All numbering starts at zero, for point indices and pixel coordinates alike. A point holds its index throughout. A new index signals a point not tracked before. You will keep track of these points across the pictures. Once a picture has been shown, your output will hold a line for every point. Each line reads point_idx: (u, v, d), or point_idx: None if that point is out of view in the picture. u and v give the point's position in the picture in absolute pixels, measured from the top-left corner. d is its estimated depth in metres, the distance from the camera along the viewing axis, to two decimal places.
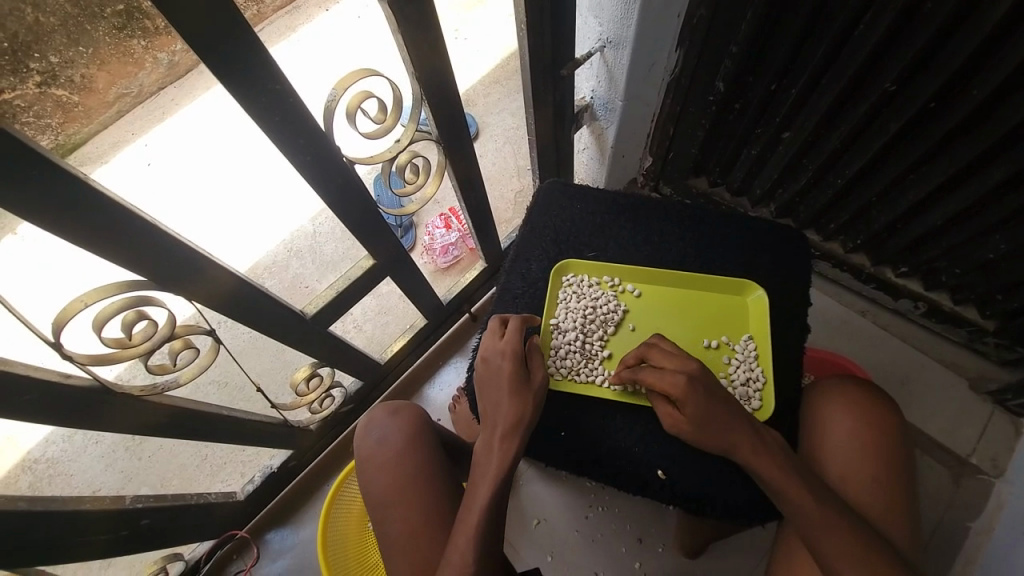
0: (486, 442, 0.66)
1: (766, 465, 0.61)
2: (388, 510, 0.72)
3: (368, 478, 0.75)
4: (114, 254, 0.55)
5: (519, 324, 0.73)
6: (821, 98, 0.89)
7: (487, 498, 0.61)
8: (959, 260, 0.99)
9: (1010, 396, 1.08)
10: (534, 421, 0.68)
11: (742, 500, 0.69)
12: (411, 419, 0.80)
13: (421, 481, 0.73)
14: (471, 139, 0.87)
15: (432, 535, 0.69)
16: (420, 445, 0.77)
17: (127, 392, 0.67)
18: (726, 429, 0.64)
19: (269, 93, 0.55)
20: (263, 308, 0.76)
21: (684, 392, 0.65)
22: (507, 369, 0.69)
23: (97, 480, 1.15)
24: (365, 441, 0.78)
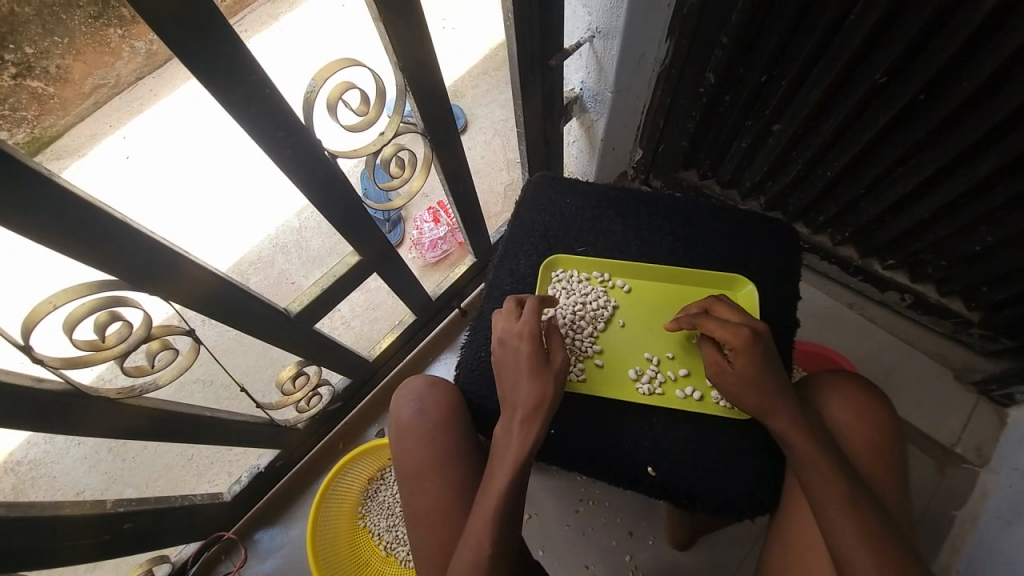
0: (505, 425, 0.65)
1: (794, 438, 0.63)
2: (418, 482, 0.71)
3: (401, 450, 0.74)
4: (84, 255, 0.53)
5: (536, 306, 0.72)
6: (812, 89, 0.88)
7: (507, 481, 0.61)
8: (946, 252, 0.99)
9: (994, 385, 1.09)
10: (554, 404, 0.67)
11: (731, 495, 0.70)
12: (447, 394, 0.76)
13: (453, 459, 0.72)
14: (458, 131, 0.85)
15: (456, 511, 0.68)
16: (455, 422, 0.74)
17: (103, 395, 0.65)
18: (764, 385, 0.65)
19: (246, 87, 0.53)
20: (244, 306, 0.74)
21: (744, 345, 0.66)
22: (524, 350, 0.68)
23: (82, 482, 1.12)
24: (402, 411, 0.76)
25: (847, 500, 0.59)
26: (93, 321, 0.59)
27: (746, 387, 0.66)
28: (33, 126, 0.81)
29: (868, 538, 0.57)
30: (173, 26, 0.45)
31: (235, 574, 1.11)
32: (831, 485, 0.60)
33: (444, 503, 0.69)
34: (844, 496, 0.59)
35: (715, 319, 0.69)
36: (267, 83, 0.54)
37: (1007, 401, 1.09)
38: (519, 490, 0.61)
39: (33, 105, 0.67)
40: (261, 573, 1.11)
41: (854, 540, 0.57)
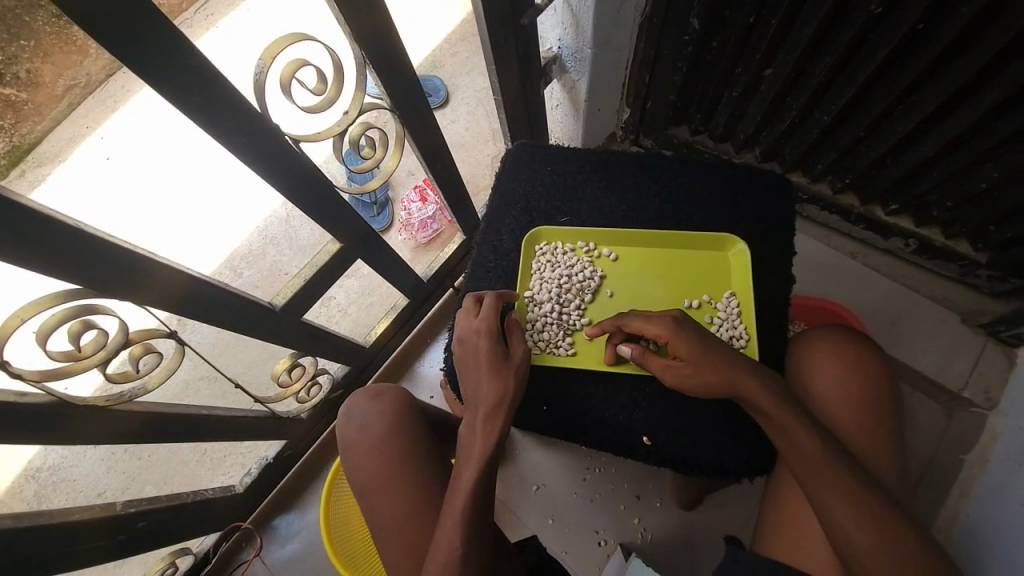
0: (470, 421, 0.63)
1: (772, 411, 0.59)
2: (375, 495, 0.70)
3: (355, 467, 0.73)
4: (44, 267, 0.51)
5: (497, 299, 0.70)
6: (803, 28, 0.82)
7: (473, 478, 0.59)
8: (950, 192, 0.95)
9: (1003, 327, 1.06)
10: (518, 397, 0.65)
11: (729, 459, 0.69)
12: (393, 401, 0.77)
13: (407, 464, 0.71)
14: (429, 103, 0.81)
15: (421, 517, 0.67)
16: (404, 427, 0.74)
17: (91, 404, 0.65)
18: (714, 366, 0.62)
19: (188, 74, 0.49)
20: (224, 305, 0.72)
21: (671, 333, 0.64)
22: (484, 346, 0.66)
23: (101, 483, 1.14)
24: (347, 428, 0.75)
25: (838, 467, 0.56)
26: (67, 331, 0.58)
27: (702, 371, 0.63)
28: (14, 132, 0.90)
29: (858, 506, 0.54)
30: (94, 13, 0.41)
31: (255, 560, 1.14)
32: (817, 453, 0.57)
33: (442, 485, 0.69)
34: (834, 463, 0.56)
35: (637, 317, 0.69)
36: (210, 70, 0.50)
37: (1016, 342, 1.06)
38: (486, 486, 0.60)
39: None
40: (281, 557, 1.14)
41: (845, 507, 0.54)
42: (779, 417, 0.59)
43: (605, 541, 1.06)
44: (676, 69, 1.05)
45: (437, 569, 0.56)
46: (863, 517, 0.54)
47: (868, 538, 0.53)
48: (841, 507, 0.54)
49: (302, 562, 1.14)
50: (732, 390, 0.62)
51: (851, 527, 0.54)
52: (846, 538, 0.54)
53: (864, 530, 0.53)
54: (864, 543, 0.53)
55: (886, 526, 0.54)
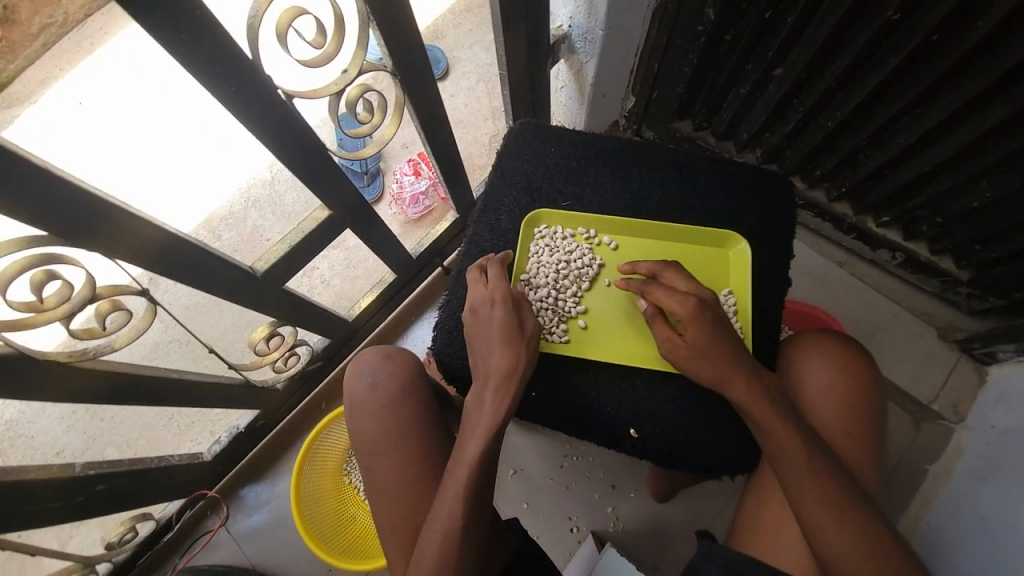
0: (478, 392, 0.63)
1: (754, 405, 0.61)
2: (378, 458, 0.69)
3: (360, 429, 0.71)
4: (7, 209, 0.47)
5: (503, 271, 0.69)
6: (818, 29, 0.81)
7: (478, 449, 0.59)
8: (942, 209, 0.96)
9: (977, 344, 1.10)
10: (530, 370, 0.65)
11: (714, 457, 0.70)
12: (404, 365, 0.74)
13: (414, 431, 0.70)
14: (433, 71, 0.77)
15: (422, 486, 0.67)
16: (414, 393, 0.73)
17: (52, 359, 0.61)
18: (722, 355, 0.63)
19: (182, 14, 0.46)
20: (202, 264, 0.68)
21: (692, 315, 0.64)
22: (498, 314, 0.65)
23: (60, 442, 1.06)
24: (356, 386, 0.73)
25: (810, 468, 0.57)
26: (28, 280, 0.54)
27: (699, 358, 0.64)
28: None
29: (833, 506, 0.55)
30: None
31: (219, 529, 1.12)
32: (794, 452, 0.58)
33: (424, 464, 0.68)
34: (807, 464, 0.57)
35: (676, 272, 0.70)
36: (201, 8, 0.47)
37: (987, 359, 1.10)
38: (492, 457, 0.60)
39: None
40: (248, 527, 1.12)
41: (821, 508, 0.56)
42: (762, 415, 0.60)
43: (577, 528, 1.08)
44: (687, 60, 1.03)
45: (438, 537, 0.57)
46: (837, 517, 0.55)
47: (846, 539, 0.54)
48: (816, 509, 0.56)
49: (270, 533, 1.12)
50: (721, 380, 0.63)
51: (830, 529, 0.55)
52: (821, 539, 0.55)
53: (840, 530, 0.55)
54: (840, 544, 0.54)
55: (862, 528, 0.55)
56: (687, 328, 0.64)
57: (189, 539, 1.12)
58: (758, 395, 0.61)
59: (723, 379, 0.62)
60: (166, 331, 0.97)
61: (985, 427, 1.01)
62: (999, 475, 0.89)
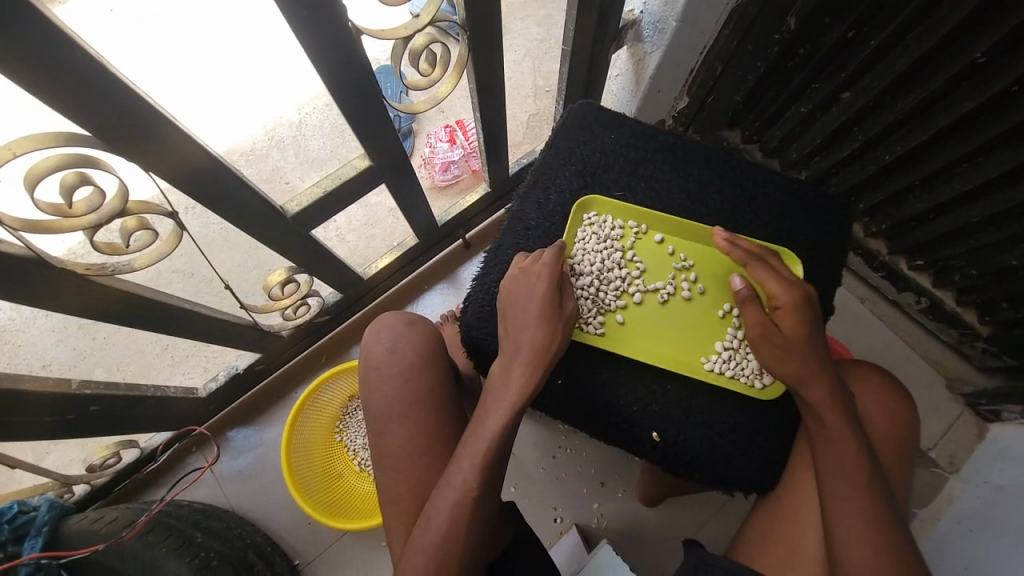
0: (507, 364, 0.62)
1: (824, 409, 0.61)
2: (390, 422, 0.67)
3: (373, 390, 0.69)
4: (54, 100, 0.44)
5: (557, 252, 0.68)
6: (900, 57, 0.78)
7: (502, 421, 0.59)
8: (979, 262, 0.95)
9: (984, 400, 1.10)
10: (561, 352, 0.65)
11: (732, 471, 0.69)
12: (426, 334, 0.72)
13: (430, 400, 0.68)
14: (502, 32, 0.73)
15: (433, 454, 0.65)
16: (434, 361, 0.71)
17: (70, 269, 0.58)
18: (812, 355, 0.63)
19: None
20: (235, 194, 0.65)
21: (796, 306, 0.64)
22: (541, 288, 0.64)
23: (47, 355, 1.02)
24: (375, 348, 0.71)
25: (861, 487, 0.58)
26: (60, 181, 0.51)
27: (789, 351, 0.63)
28: None
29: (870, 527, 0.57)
30: None
31: (206, 468, 1.10)
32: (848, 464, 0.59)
33: (436, 434, 0.67)
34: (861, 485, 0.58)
35: (767, 266, 0.66)
36: None
37: (991, 417, 1.11)
38: (512, 432, 0.60)
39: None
40: (231, 470, 1.11)
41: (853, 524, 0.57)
42: (829, 420, 0.60)
43: (561, 519, 1.08)
44: (753, 68, 0.99)
45: (450, 504, 0.56)
46: (874, 540, 0.56)
47: (871, 557, 0.56)
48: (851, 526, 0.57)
49: (253, 478, 1.11)
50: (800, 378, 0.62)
51: (859, 546, 0.56)
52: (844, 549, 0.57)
53: (866, 549, 0.56)
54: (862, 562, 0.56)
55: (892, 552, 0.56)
56: (794, 320, 0.63)
57: (172, 472, 1.11)
58: (834, 396, 0.61)
59: (810, 379, 0.62)
60: (175, 259, 0.95)
61: (978, 482, 1.02)
62: (987, 530, 0.90)
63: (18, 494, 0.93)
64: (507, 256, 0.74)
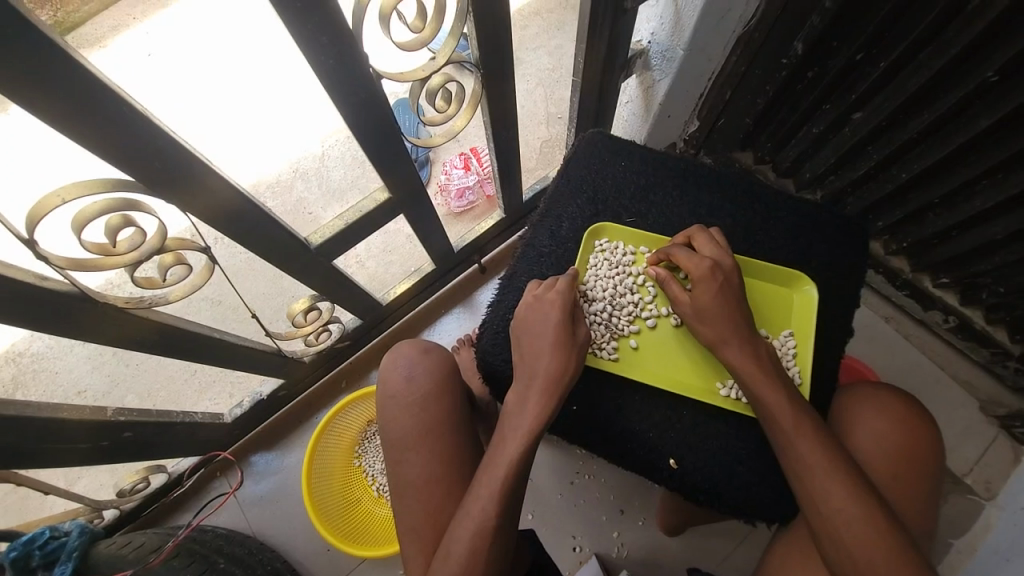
0: (522, 393, 0.63)
1: (751, 374, 0.64)
2: (407, 451, 0.68)
3: (390, 419, 0.70)
4: (104, 150, 0.48)
5: (571, 281, 0.70)
6: (910, 79, 0.78)
7: (518, 451, 0.59)
8: (1007, 279, 0.93)
9: (1020, 423, 1.06)
10: (574, 380, 0.66)
11: (755, 501, 0.68)
12: (441, 361, 0.73)
13: (446, 428, 0.69)
14: (513, 70, 0.77)
15: (450, 483, 0.66)
16: (449, 389, 0.72)
17: (111, 303, 0.62)
18: (720, 319, 0.66)
19: None
20: (262, 229, 0.68)
21: (705, 276, 0.67)
22: (555, 316, 0.66)
23: (83, 381, 1.06)
24: (392, 377, 0.72)
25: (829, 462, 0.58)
26: (105, 223, 0.55)
27: (704, 317, 0.67)
28: None
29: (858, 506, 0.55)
30: None
31: (230, 494, 1.12)
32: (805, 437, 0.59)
33: (454, 462, 0.67)
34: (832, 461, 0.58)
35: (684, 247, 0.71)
36: None
37: None
38: (528, 462, 0.60)
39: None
40: (254, 495, 1.12)
41: (837, 504, 0.56)
42: (769, 394, 0.62)
43: (580, 547, 1.06)
44: (762, 91, 1.00)
45: (469, 534, 0.56)
46: (861, 524, 0.55)
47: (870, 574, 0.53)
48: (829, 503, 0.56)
49: (274, 503, 1.12)
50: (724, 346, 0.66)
51: (849, 526, 0.55)
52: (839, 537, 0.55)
53: (852, 528, 0.55)
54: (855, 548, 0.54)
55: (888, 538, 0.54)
56: (704, 288, 0.67)
57: (198, 497, 1.13)
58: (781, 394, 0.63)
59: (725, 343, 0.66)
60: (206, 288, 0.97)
61: (1019, 508, 0.98)
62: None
63: (52, 519, 0.96)
64: (522, 283, 0.75)
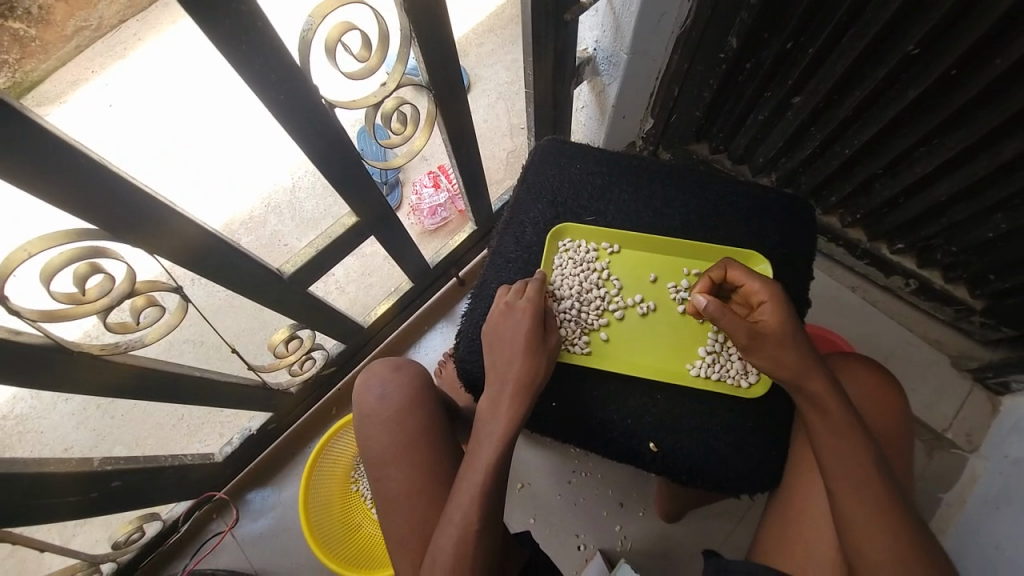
0: (494, 398, 0.65)
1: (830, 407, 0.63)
2: (387, 468, 0.69)
3: (368, 439, 0.71)
4: (64, 202, 0.49)
5: (538, 285, 0.72)
6: (837, 62, 0.83)
7: (493, 455, 0.61)
8: (957, 238, 0.97)
9: (991, 373, 1.10)
10: (544, 382, 0.68)
11: (732, 474, 0.71)
12: (413, 377, 0.74)
13: (423, 441, 0.70)
14: (464, 88, 0.80)
15: (432, 494, 0.67)
16: (423, 403, 0.73)
17: (86, 351, 0.62)
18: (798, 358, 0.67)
19: (250, 32, 0.49)
20: (233, 264, 0.70)
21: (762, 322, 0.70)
22: (524, 321, 0.68)
23: (69, 438, 1.06)
24: (365, 397, 0.73)
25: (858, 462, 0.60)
26: (73, 272, 0.55)
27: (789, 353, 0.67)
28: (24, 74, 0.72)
29: (877, 506, 0.57)
30: None
31: (227, 533, 1.11)
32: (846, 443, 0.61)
33: (441, 471, 0.68)
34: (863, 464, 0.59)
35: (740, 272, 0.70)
36: (262, 20, 0.49)
37: (1001, 389, 1.10)
38: (504, 466, 0.61)
39: (13, 48, 0.59)
40: (252, 532, 1.11)
41: (863, 501, 0.58)
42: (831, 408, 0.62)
43: (584, 545, 1.06)
44: (707, 85, 1.05)
45: (452, 541, 0.57)
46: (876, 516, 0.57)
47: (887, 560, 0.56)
48: (857, 503, 0.58)
49: (273, 538, 1.11)
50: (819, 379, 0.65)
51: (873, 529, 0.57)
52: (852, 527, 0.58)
53: (874, 527, 0.57)
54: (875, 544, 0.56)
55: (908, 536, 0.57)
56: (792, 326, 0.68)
57: (196, 541, 1.12)
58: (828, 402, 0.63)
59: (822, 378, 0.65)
60: (186, 329, 1.00)
61: (999, 457, 1.01)
62: (1012, 505, 0.88)
63: None
64: (493, 290, 0.78)
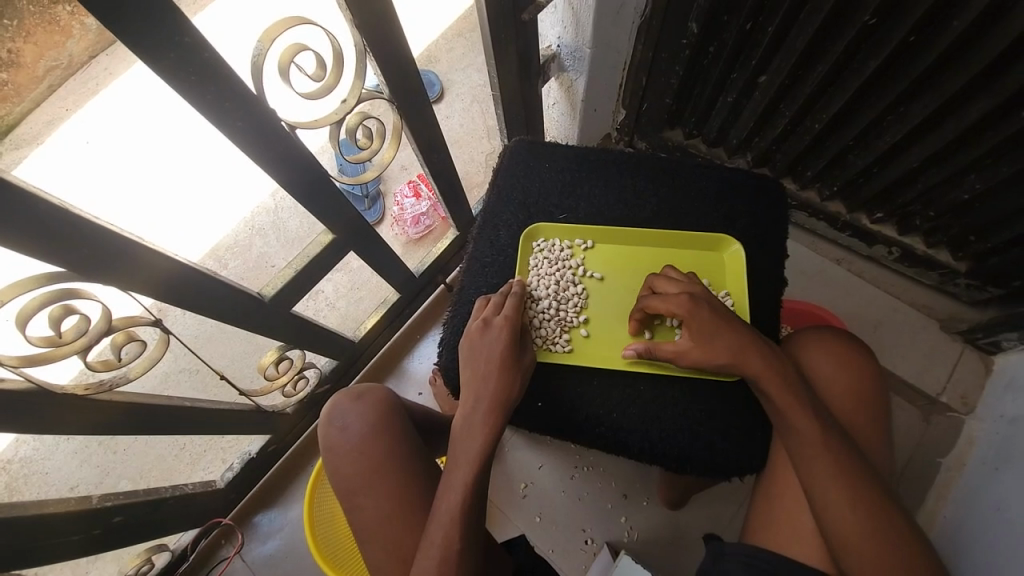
0: (468, 415, 0.65)
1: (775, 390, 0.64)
2: (358, 497, 0.68)
3: (337, 472, 0.70)
4: (28, 247, 0.49)
5: (517, 300, 0.73)
6: (798, 37, 0.83)
7: (470, 473, 0.61)
8: (935, 203, 0.97)
9: (980, 334, 1.10)
10: (520, 397, 0.69)
11: (714, 461, 0.72)
12: (375, 403, 0.74)
13: (390, 469, 0.68)
14: (428, 96, 0.80)
15: (407, 519, 0.65)
16: (390, 429, 0.71)
17: (70, 393, 0.63)
18: (719, 353, 0.67)
19: (203, 72, 0.51)
20: (209, 294, 0.70)
21: (689, 309, 0.69)
22: (500, 339, 0.68)
23: (74, 476, 1.07)
24: (329, 430, 0.72)
25: (835, 462, 0.59)
26: (47, 316, 0.57)
27: (713, 350, 0.67)
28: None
29: (859, 516, 0.57)
30: (115, 13, 0.42)
31: (235, 557, 1.12)
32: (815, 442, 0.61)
33: (431, 484, 0.68)
34: (831, 439, 0.61)
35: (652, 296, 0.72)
36: (209, 51, 0.49)
37: (993, 348, 1.11)
38: (482, 483, 0.62)
39: None
40: (262, 555, 1.12)
41: (838, 494, 0.58)
42: (774, 390, 0.64)
43: (591, 540, 1.07)
44: (673, 72, 1.04)
45: (435, 563, 0.57)
46: (853, 508, 0.58)
47: (865, 551, 0.56)
48: (836, 508, 0.58)
49: (283, 560, 1.11)
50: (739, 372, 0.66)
51: (840, 503, 0.58)
52: (829, 520, 0.58)
53: (856, 532, 0.57)
54: (853, 537, 0.57)
55: (880, 518, 0.58)
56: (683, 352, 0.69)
57: (205, 569, 1.12)
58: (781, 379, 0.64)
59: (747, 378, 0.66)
60: (180, 359, 1.01)
61: (995, 417, 1.02)
62: (1011, 465, 0.89)
63: None
64: (473, 296, 0.79)
